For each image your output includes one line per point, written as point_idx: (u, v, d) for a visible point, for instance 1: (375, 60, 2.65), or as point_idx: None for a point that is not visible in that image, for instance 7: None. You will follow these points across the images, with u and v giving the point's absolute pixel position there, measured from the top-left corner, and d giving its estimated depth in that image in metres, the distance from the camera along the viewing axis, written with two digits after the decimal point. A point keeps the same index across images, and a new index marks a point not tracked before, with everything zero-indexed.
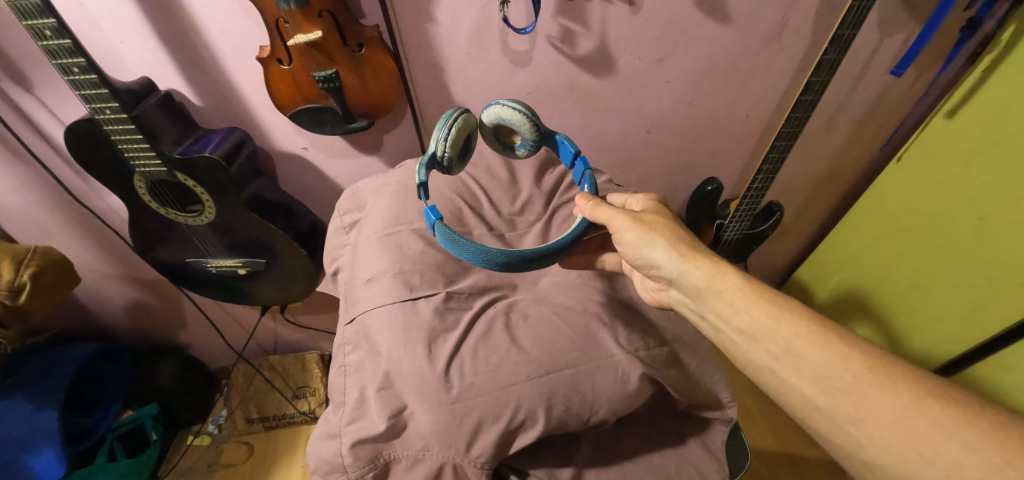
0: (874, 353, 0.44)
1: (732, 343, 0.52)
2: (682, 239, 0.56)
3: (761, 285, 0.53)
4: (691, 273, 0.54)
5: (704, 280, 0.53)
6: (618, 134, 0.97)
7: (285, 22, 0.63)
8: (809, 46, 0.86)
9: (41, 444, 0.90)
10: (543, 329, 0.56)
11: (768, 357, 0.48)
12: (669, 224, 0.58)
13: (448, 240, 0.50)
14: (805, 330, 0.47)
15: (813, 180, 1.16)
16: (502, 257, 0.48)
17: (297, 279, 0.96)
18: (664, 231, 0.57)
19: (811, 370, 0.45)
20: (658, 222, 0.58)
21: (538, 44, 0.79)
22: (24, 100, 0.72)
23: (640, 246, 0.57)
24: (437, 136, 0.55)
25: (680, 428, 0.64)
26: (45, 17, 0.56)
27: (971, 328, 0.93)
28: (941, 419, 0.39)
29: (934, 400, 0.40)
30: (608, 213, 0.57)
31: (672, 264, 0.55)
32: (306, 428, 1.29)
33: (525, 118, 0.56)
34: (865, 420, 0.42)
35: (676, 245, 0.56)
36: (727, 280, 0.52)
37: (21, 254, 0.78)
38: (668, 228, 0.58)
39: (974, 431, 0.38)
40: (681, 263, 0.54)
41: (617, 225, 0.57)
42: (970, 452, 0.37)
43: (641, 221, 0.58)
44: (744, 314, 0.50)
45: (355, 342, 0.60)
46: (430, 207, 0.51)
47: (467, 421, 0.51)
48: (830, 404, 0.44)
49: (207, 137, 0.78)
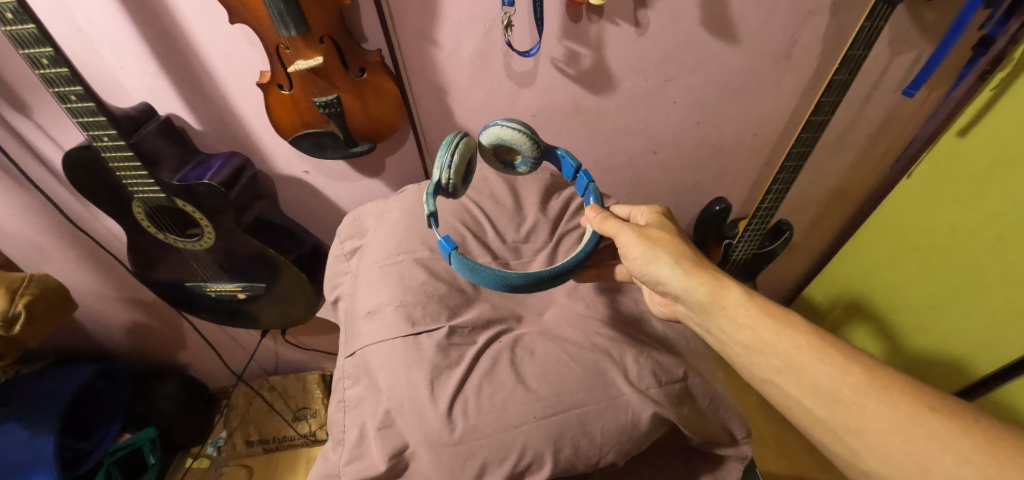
0: (872, 366, 0.43)
1: (735, 356, 0.50)
2: (686, 254, 0.53)
3: (765, 300, 0.50)
4: (695, 289, 0.51)
5: (707, 296, 0.50)
6: (624, 155, 0.96)
7: (285, 48, 0.62)
8: (818, 66, 0.84)
9: (36, 470, 0.87)
10: (550, 366, 0.54)
11: (769, 370, 0.47)
12: (674, 239, 0.55)
13: (464, 268, 0.49)
14: (805, 344, 0.45)
15: (823, 198, 1.14)
16: (520, 280, 0.48)
17: (298, 302, 0.94)
18: (670, 245, 0.54)
19: (812, 382, 0.44)
20: (663, 236, 0.55)
21: (542, 66, 0.78)
22: (23, 126, 0.72)
23: (646, 262, 0.54)
24: (441, 162, 0.53)
25: (692, 464, 0.61)
26: (42, 46, 0.55)
27: (980, 340, 0.91)
28: (936, 431, 0.38)
29: (930, 413, 0.39)
30: (612, 226, 0.55)
31: (676, 280, 0.52)
32: (307, 450, 1.27)
33: (526, 137, 0.54)
34: (864, 432, 0.41)
35: (680, 260, 0.52)
36: (729, 294, 0.50)
37: (16, 282, 0.77)
38: (673, 242, 0.54)
39: (969, 442, 0.37)
40: (685, 279, 0.51)
41: (622, 239, 0.55)
42: (965, 463, 0.36)
43: (646, 236, 0.54)
44: (747, 330, 0.48)
45: (355, 376, 0.58)
46: (444, 237, 0.50)
47: (470, 463, 0.49)
48: (831, 416, 0.43)
49: (207, 163, 0.77)
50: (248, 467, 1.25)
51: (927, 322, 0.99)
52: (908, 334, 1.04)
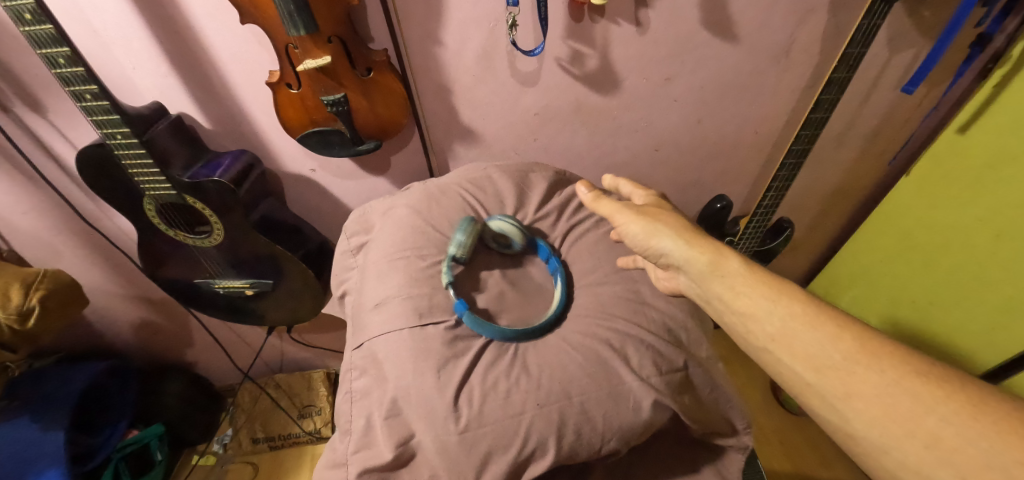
0: (865, 333, 0.43)
1: (733, 325, 0.50)
2: (684, 226, 0.55)
3: (764, 272, 0.50)
4: (695, 258, 0.52)
5: (706, 264, 0.51)
6: (627, 153, 0.97)
7: (294, 47, 0.63)
8: (817, 64, 0.85)
9: (45, 466, 0.88)
10: (553, 356, 0.55)
11: (762, 337, 0.47)
12: (674, 214, 0.57)
13: (472, 322, 0.57)
14: (799, 311, 0.46)
15: (823, 196, 1.15)
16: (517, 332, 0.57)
17: (305, 299, 0.96)
18: (669, 219, 0.56)
19: (803, 349, 0.44)
20: (663, 212, 0.57)
21: (545, 65, 0.79)
22: (38, 125, 0.73)
23: (645, 235, 0.56)
24: (457, 240, 0.62)
25: (694, 455, 0.62)
26: (60, 45, 0.57)
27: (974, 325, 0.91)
28: (921, 394, 0.38)
29: (917, 378, 0.39)
30: (609, 207, 0.59)
31: (676, 251, 0.53)
32: (312, 447, 1.29)
33: (519, 230, 0.65)
34: (850, 395, 0.41)
35: (678, 230, 0.54)
36: (727, 262, 0.51)
37: (30, 277, 0.79)
38: (673, 217, 0.56)
39: (954, 405, 0.37)
40: (683, 249, 0.53)
41: (617, 216, 0.58)
42: (949, 424, 0.36)
43: (643, 212, 0.57)
44: (745, 298, 0.49)
45: (362, 368, 0.59)
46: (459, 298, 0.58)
47: (476, 450, 0.50)
48: (819, 380, 0.43)
49: (217, 160, 0.78)
50: (254, 464, 1.26)
51: (928, 316, 0.99)
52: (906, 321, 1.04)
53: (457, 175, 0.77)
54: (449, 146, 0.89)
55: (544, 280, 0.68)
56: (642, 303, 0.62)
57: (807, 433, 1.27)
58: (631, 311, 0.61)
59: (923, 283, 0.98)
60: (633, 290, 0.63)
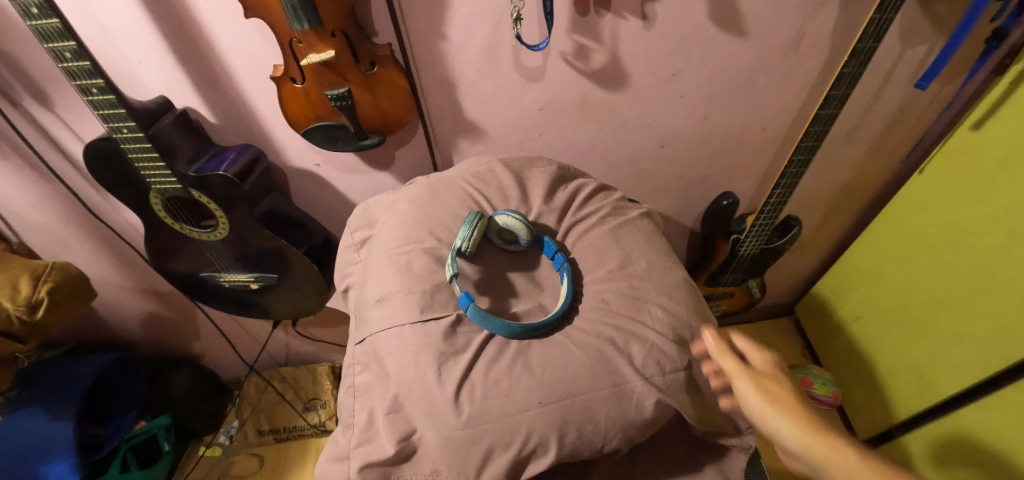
0: None
1: None
2: (807, 411, 0.48)
3: (897, 471, 0.43)
4: (812, 451, 0.46)
5: (824, 458, 0.45)
6: (632, 149, 0.96)
7: (299, 41, 0.63)
8: (827, 59, 0.84)
9: (56, 455, 0.91)
10: (555, 354, 0.55)
11: None
12: (800, 395, 0.51)
13: (477, 315, 0.57)
14: None
15: (832, 193, 1.13)
16: (521, 329, 0.56)
17: (309, 293, 0.96)
18: (792, 400, 0.49)
19: None
20: (788, 390, 0.51)
21: (550, 60, 0.79)
22: (45, 118, 0.74)
23: (760, 413, 0.50)
24: (462, 234, 0.61)
25: (697, 454, 0.62)
26: (66, 39, 0.57)
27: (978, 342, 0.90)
28: None
29: None
30: (731, 366, 0.53)
31: (793, 439, 0.47)
32: (317, 440, 1.30)
33: (524, 224, 0.63)
34: None
35: (800, 415, 0.48)
36: (848, 461, 0.44)
37: (39, 269, 0.80)
38: (798, 399, 0.50)
39: None
40: (800, 439, 0.47)
41: (736, 382, 0.53)
42: None
43: (761, 382, 0.51)
44: None
45: (364, 362, 0.59)
46: (464, 292, 0.57)
47: (477, 446, 0.50)
48: None
49: (221, 154, 0.79)
50: (259, 456, 1.27)
51: (935, 317, 0.98)
52: (918, 336, 1.03)
53: (462, 169, 0.77)
54: (454, 140, 0.89)
55: (547, 276, 0.68)
56: (647, 301, 0.61)
57: None
58: (633, 307, 0.60)
59: (941, 299, 0.97)
60: (637, 287, 0.62)
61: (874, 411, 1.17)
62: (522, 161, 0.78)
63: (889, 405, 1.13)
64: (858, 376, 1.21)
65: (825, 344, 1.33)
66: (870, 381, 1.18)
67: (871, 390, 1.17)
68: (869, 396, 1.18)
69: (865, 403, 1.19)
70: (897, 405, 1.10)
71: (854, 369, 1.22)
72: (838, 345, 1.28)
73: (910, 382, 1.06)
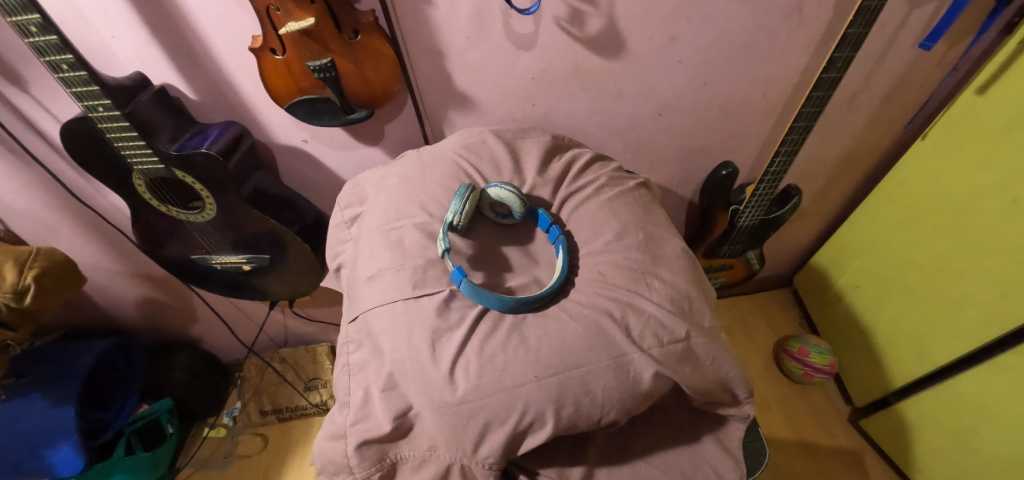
0: None
1: None
2: None
3: None
4: None
5: None
6: (629, 119, 0.93)
7: (276, 9, 0.59)
8: (832, 20, 0.80)
9: (59, 441, 0.92)
10: (550, 328, 0.54)
11: None
12: None
13: (470, 290, 0.55)
14: None
15: (833, 162, 1.11)
16: (515, 303, 0.55)
17: (303, 274, 0.96)
18: None
19: None
20: None
21: (543, 25, 0.75)
22: (19, 99, 0.71)
23: None
24: (453, 208, 0.60)
25: (696, 425, 0.62)
26: (29, 13, 0.53)
27: (981, 310, 0.89)
28: None
29: None
30: None
31: None
32: (319, 418, 1.31)
33: (517, 197, 0.61)
34: None
35: None
36: None
37: (23, 256, 0.78)
38: None
39: None
40: None
41: None
42: None
43: None
44: None
45: (358, 341, 0.59)
46: (456, 268, 0.56)
47: (473, 422, 0.50)
48: None
49: (205, 132, 0.76)
50: (264, 435, 1.29)
51: (936, 285, 0.98)
52: (918, 304, 1.02)
53: (452, 142, 0.74)
54: (444, 112, 0.86)
55: (542, 249, 0.66)
56: (644, 272, 0.60)
57: (807, 400, 1.29)
58: (631, 278, 0.59)
59: (943, 267, 0.96)
60: (633, 258, 0.61)
61: (870, 379, 1.17)
62: (515, 132, 0.76)
63: (885, 373, 1.13)
64: (854, 345, 1.22)
65: (822, 314, 1.33)
66: (866, 349, 1.18)
67: (868, 358, 1.18)
68: (865, 364, 1.19)
69: (861, 371, 1.20)
70: (892, 373, 1.11)
71: (850, 337, 1.22)
72: (835, 314, 1.27)
73: (907, 350, 1.06)
